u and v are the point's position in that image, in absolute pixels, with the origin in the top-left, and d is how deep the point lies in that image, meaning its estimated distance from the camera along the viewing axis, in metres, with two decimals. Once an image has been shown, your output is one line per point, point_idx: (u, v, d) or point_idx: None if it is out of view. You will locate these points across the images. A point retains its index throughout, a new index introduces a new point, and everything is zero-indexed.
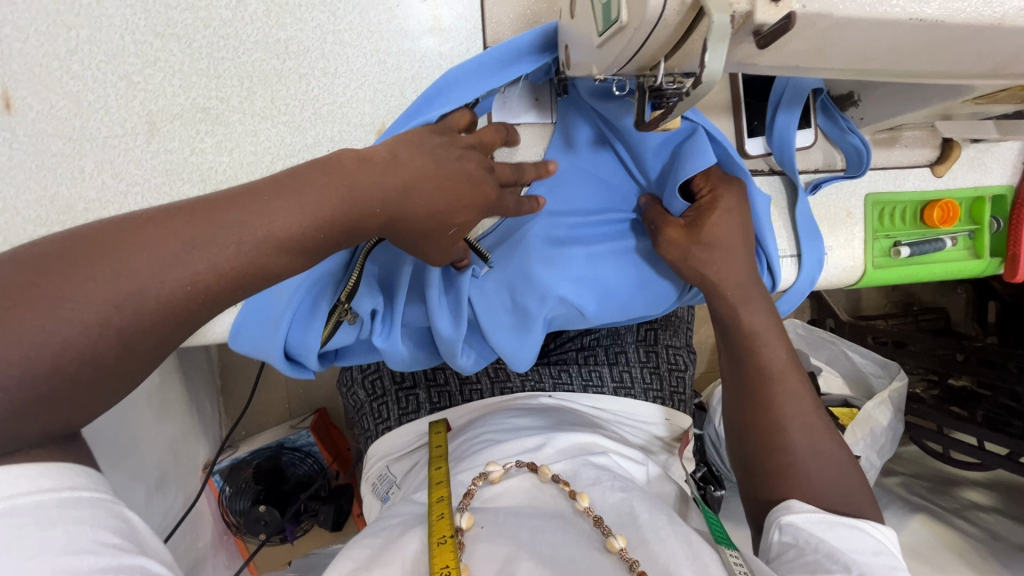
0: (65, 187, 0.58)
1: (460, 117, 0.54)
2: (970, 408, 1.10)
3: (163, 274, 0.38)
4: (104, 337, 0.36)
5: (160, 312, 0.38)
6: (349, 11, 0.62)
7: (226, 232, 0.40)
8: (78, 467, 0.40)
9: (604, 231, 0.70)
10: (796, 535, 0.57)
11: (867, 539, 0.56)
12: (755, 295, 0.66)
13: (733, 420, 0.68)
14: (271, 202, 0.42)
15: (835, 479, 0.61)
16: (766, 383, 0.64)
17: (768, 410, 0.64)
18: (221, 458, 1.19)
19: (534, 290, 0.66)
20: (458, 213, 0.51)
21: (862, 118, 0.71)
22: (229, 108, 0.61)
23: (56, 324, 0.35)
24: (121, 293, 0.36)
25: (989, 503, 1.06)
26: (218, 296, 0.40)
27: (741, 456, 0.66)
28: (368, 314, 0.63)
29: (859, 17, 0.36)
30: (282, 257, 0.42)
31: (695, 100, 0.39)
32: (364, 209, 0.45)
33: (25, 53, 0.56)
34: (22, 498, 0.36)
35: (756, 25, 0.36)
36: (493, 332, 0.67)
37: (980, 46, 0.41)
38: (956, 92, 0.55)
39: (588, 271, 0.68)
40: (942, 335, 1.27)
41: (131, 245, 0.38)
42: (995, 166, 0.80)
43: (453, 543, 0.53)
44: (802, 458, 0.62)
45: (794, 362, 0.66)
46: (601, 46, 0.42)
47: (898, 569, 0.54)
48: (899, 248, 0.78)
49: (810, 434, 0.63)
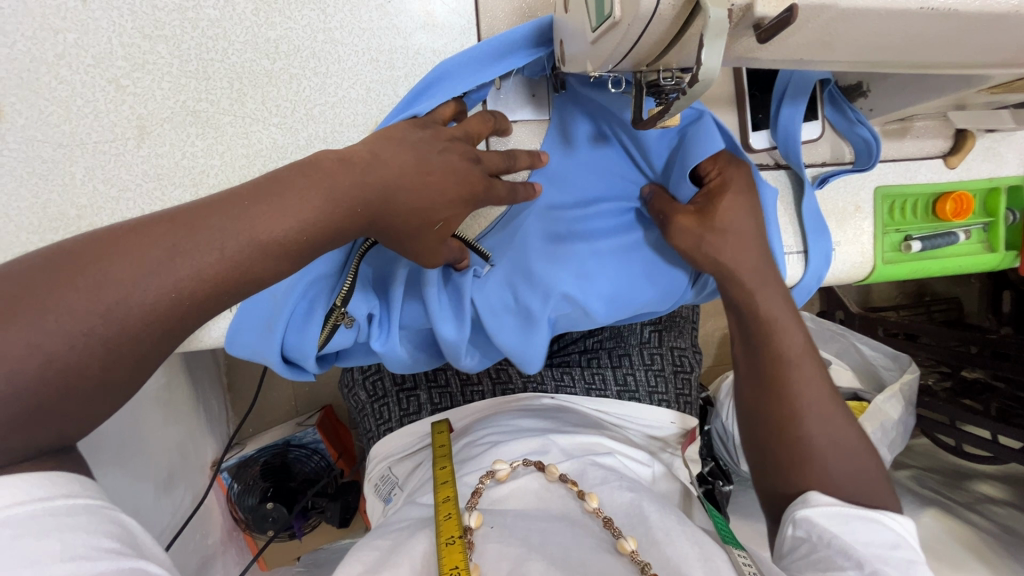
0: (56, 194, 0.58)
1: (447, 111, 0.53)
2: (983, 400, 1.08)
3: (147, 282, 0.37)
4: (90, 347, 0.36)
5: (146, 322, 0.37)
6: (340, 9, 0.61)
7: (207, 238, 0.39)
8: (72, 476, 0.39)
9: (607, 224, 0.68)
10: (810, 530, 0.56)
11: (884, 533, 0.55)
12: (771, 279, 0.64)
13: (745, 413, 0.65)
14: (252, 207, 0.41)
15: (855, 470, 0.59)
16: (782, 371, 0.62)
17: (786, 400, 0.61)
18: (229, 456, 1.20)
19: (538, 288, 0.64)
20: (443, 207, 0.50)
21: (871, 110, 0.68)
22: (219, 110, 0.60)
23: (41, 336, 0.34)
24: (106, 302, 0.36)
25: (1002, 497, 1.04)
26: (207, 303, 0.40)
27: (753, 451, 0.64)
28: (365, 317, 0.62)
29: (865, 8, 0.35)
30: (268, 261, 0.41)
31: (693, 97, 0.38)
32: (346, 211, 0.44)
33: (11, 58, 0.55)
34: (15, 509, 0.34)
35: (756, 18, 0.33)
36: (497, 332, 0.65)
37: (995, 35, 0.39)
38: (969, 82, 0.53)
39: (593, 265, 0.66)
40: (955, 327, 1.25)
41: (114, 256, 0.37)
42: (1011, 156, 0.78)
43: (463, 543, 0.52)
44: (822, 449, 0.59)
45: (809, 347, 0.63)
46: (596, 41, 0.40)
47: (915, 563, 0.53)
48: (910, 243, 0.75)
49: (830, 422, 0.60)
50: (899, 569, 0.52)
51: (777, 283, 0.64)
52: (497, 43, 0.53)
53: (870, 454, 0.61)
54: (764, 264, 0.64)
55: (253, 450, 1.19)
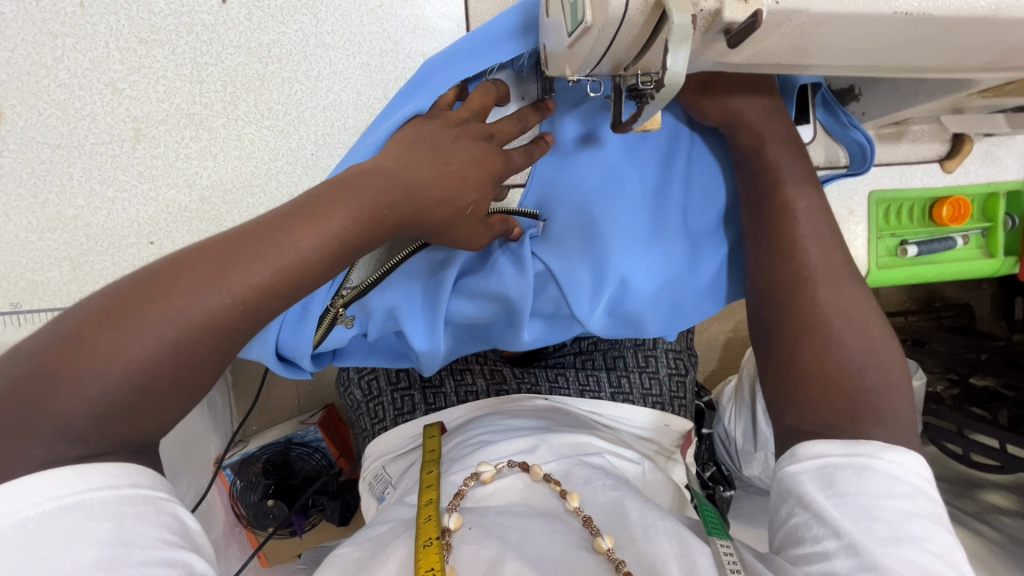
0: (55, 194, 0.59)
1: (449, 96, 0.52)
2: (991, 409, 1.06)
3: (208, 293, 0.39)
4: (160, 357, 0.38)
5: (216, 333, 0.39)
6: (331, 13, 0.62)
7: (257, 253, 0.41)
8: (144, 468, 0.40)
9: (670, 186, 0.63)
10: (792, 489, 0.51)
11: (878, 483, 0.47)
12: (784, 138, 0.56)
13: (750, 280, 0.59)
14: (296, 222, 0.43)
15: (868, 344, 0.53)
16: (790, 226, 0.55)
17: (791, 265, 0.55)
18: (231, 453, 1.22)
19: (602, 242, 0.60)
20: (468, 193, 0.51)
21: (864, 112, 0.67)
22: (213, 112, 0.61)
23: (121, 346, 0.36)
24: (173, 314, 0.38)
25: (1011, 507, 1.02)
26: (257, 311, 0.41)
27: (756, 333, 0.58)
28: (385, 308, 0.61)
29: (836, 11, 0.35)
30: (313, 273, 0.43)
31: (663, 102, 0.38)
32: (378, 214, 0.46)
33: (13, 61, 0.56)
34: (88, 495, 0.36)
35: (725, 24, 0.34)
36: (574, 300, 0.61)
37: (977, 39, 0.39)
38: (959, 86, 0.52)
39: (655, 221, 0.62)
40: (962, 333, 1.23)
41: (185, 275, 0.40)
42: (1011, 161, 0.77)
43: (438, 546, 0.52)
44: (829, 316, 0.53)
45: (821, 202, 0.57)
46: (572, 46, 0.40)
47: (914, 514, 0.46)
48: (905, 248, 0.76)
49: (839, 287, 0.54)
50: (891, 528, 0.45)
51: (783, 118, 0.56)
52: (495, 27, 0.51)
53: (884, 331, 0.54)
54: (776, 108, 0.56)
55: (255, 447, 1.21)
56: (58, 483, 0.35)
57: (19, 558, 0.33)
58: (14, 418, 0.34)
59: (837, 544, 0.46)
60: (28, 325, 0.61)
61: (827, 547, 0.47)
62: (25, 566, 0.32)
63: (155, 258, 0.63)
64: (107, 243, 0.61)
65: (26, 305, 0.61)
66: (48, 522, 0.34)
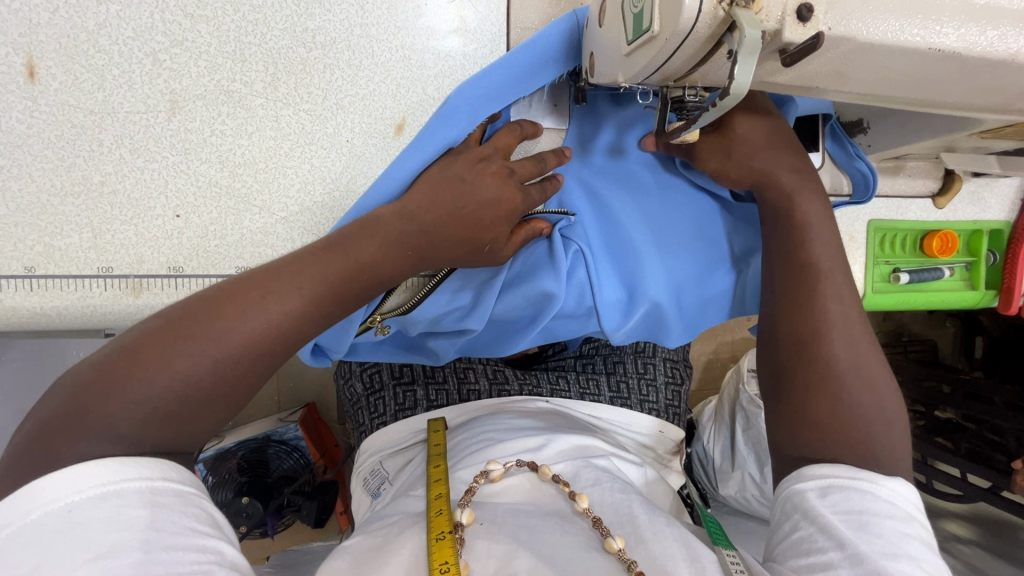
0: (82, 159, 0.59)
1: (478, 131, 0.57)
2: (953, 438, 1.11)
3: (250, 318, 0.44)
4: (207, 372, 0.42)
5: (252, 352, 0.44)
6: (378, 6, 0.63)
7: (289, 281, 0.46)
8: (178, 465, 0.41)
9: (692, 205, 0.67)
10: (796, 507, 0.52)
11: (878, 505, 0.49)
12: (807, 188, 0.61)
13: (764, 328, 0.62)
14: (324, 255, 0.48)
15: (875, 400, 0.55)
16: (810, 280, 0.59)
17: (808, 315, 0.58)
18: (209, 446, 1.16)
19: (632, 249, 0.64)
20: (486, 231, 0.55)
21: (869, 145, 0.72)
22: (252, 92, 0.62)
23: (175, 362, 0.41)
24: (218, 333, 0.43)
25: (969, 536, 1.09)
26: (291, 332, 0.46)
27: (767, 375, 0.61)
28: (426, 321, 0.64)
29: (880, 43, 0.38)
30: (340, 301, 0.48)
31: (722, 109, 0.41)
32: (400, 250, 0.51)
33: (54, 23, 0.57)
34: (127, 484, 0.37)
35: (784, 43, 0.37)
36: (601, 291, 0.63)
37: (995, 80, 0.42)
38: (964, 125, 0.57)
39: (676, 234, 0.66)
40: (932, 365, 1.30)
41: (229, 300, 0.44)
42: (993, 202, 0.83)
43: (452, 539, 0.52)
44: (841, 367, 0.56)
45: (843, 262, 0.60)
46: (630, 54, 0.42)
47: (910, 536, 0.47)
48: (898, 274, 0.81)
49: (853, 342, 0.57)
50: (891, 541, 0.46)
51: (807, 185, 0.61)
52: (533, 57, 0.53)
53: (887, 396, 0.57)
54: (800, 168, 0.62)
55: (231, 443, 1.15)
56: (102, 471, 0.37)
57: (66, 539, 0.34)
58: (76, 418, 0.39)
59: (841, 555, 0.47)
60: (41, 291, 0.61)
61: (830, 558, 0.48)
62: (62, 548, 0.34)
63: (179, 232, 0.62)
64: (132, 213, 0.61)
65: (41, 270, 0.60)
66: (92, 507, 0.36)
